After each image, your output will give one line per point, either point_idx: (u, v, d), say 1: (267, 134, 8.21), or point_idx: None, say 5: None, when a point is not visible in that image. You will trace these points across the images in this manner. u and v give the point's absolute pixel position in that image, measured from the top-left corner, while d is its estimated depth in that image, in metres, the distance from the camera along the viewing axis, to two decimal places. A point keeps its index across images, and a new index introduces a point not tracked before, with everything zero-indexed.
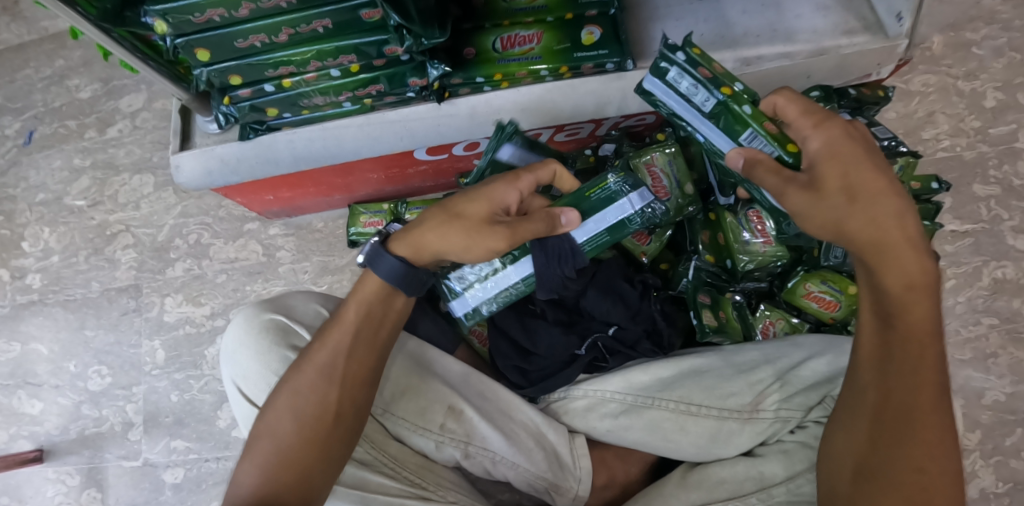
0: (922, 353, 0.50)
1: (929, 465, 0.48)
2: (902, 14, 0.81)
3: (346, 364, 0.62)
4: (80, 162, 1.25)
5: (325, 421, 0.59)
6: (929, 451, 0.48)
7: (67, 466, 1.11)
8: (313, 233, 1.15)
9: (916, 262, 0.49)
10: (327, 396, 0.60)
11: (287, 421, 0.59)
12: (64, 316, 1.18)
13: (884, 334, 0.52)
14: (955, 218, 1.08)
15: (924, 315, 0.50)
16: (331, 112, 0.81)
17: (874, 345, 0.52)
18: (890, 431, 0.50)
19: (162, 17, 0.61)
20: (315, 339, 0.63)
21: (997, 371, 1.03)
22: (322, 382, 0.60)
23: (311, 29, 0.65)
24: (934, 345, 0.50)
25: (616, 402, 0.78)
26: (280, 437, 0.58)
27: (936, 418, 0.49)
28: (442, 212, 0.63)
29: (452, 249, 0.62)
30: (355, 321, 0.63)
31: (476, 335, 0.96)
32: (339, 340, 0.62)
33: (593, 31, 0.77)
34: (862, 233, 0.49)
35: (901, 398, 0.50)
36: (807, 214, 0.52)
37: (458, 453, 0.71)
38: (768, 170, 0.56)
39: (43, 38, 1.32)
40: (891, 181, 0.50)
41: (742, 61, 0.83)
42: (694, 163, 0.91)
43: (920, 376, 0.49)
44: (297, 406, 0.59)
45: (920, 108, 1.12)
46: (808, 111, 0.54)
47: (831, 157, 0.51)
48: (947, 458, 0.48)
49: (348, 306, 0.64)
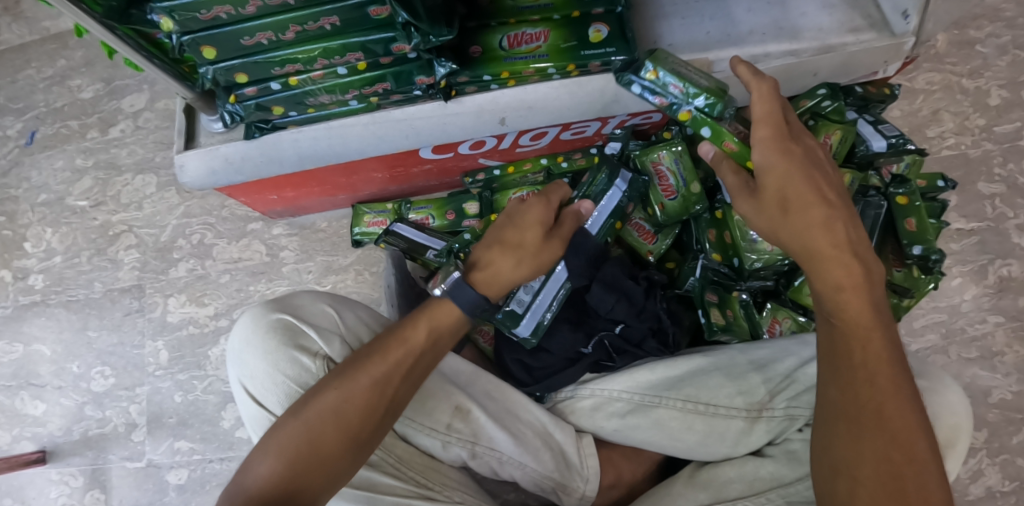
0: (870, 348, 0.52)
1: (896, 455, 0.48)
2: (909, 11, 0.81)
3: (400, 381, 0.59)
4: (82, 163, 1.25)
5: (365, 433, 0.57)
6: (897, 441, 0.48)
7: (70, 467, 1.11)
8: (316, 233, 1.15)
9: (843, 263, 0.53)
10: (375, 405, 0.57)
11: (327, 422, 0.56)
12: (67, 317, 1.17)
13: (831, 334, 0.55)
14: (960, 216, 1.08)
15: (862, 312, 0.53)
16: (336, 110, 0.80)
17: (826, 347, 0.55)
18: (852, 425, 0.50)
19: (168, 14, 0.61)
20: (377, 344, 0.60)
21: (1003, 369, 1.03)
22: (373, 394, 0.57)
23: (318, 26, 0.65)
24: (883, 339, 0.52)
25: (622, 402, 0.78)
26: (316, 437, 0.55)
27: (897, 407, 0.49)
28: (503, 246, 0.68)
29: (524, 275, 0.68)
30: (420, 343, 0.61)
31: (482, 334, 0.96)
32: (401, 357, 0.60)
33: (600, 29, 0.76)
34: (793, 243, 0.55)
35: (861, 391, 0.51)
36: (754, 219, 0.59)
37: (465, 453, 0.71)
38: (730, 169, 0.63)
39: (45, 38, 1.31)
40: (823, 192, 0.55)
41: (749, 59, 0.83)
42: (700, 161, 0.91)
43: (874, 371, 0.51)
44: (341, 409, 0.56)
45: (925, 106, 1.12)
46: (769, 116, 0.59)
47: (771, 170, 0.57)
48: (919, 446, 0.48)
49: (417, 324, 0.62)
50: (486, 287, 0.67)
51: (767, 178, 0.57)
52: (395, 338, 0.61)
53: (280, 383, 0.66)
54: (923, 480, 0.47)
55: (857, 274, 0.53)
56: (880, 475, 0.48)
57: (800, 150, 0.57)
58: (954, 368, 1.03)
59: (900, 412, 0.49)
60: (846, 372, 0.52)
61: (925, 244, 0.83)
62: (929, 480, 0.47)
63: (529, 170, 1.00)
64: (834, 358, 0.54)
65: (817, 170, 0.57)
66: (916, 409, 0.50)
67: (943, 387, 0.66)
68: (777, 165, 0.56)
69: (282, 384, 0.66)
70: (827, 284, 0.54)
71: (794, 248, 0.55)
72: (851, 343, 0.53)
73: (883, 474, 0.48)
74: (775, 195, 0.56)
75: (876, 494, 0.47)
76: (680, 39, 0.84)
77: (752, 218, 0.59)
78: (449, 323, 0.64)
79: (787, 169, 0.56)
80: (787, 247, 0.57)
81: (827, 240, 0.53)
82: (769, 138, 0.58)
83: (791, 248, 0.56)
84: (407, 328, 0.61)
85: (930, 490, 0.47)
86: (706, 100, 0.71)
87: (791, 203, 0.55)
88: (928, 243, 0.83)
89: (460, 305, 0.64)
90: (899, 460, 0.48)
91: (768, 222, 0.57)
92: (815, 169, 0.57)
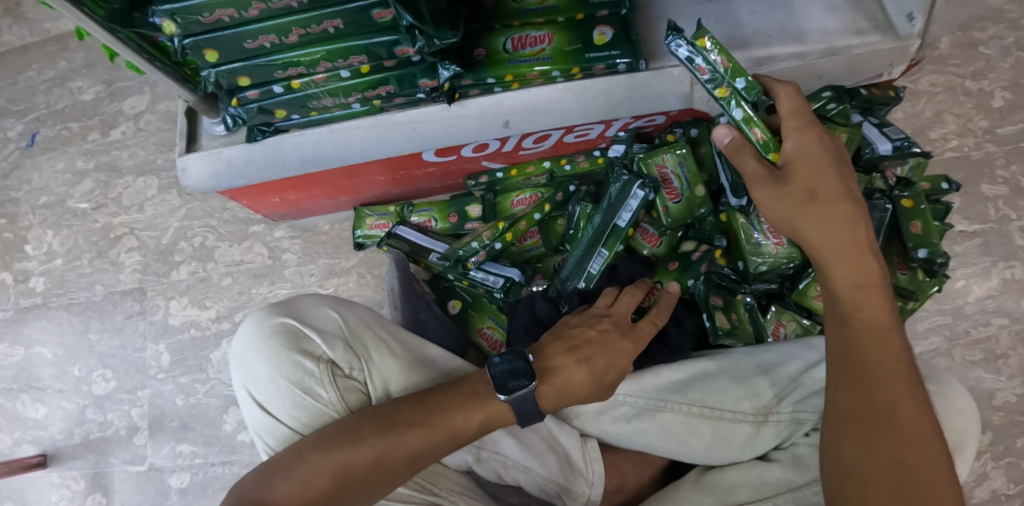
0: (884, 348, 0.52)
1: (909, 457, 0.48)
2: (914, 13, 0.79)
3: (431, 457, 0.58)
4: (84, 165, 1.24)
5: (385, 492, 0.57)
6: (910, 443, 0.48)
7: (72, 470, 1.11)
8: (318, 235, 1.14)
9: (862, 261, 0.53)
10: (401, 475, 0.57)
11: (353, 479, 0.55)
12: (68, 319, 1.17)
13: (843, 333, 0.54)
14: (964, 218, 1.08)
15: (877, 313, 0.53)
16: (339, 113, 0.80)
17: (836, 349, 0.55)
18: (866, 425, 0.50)
19: (171, 17, 0.61)
20: (422, 419, 0.59)
21: (1008, 371, 1.02)
22: (406, 463, 0.57)
23: (321, 29, 0.65)
24: (894, 340, 0.52)
25: (628, 406, 0.77)
26: (343, 482, 0.55)
27: (909, 408, 0.49)
28: (586, 369, 0.64)
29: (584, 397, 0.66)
30: (463, 429, 0.59)
31: (486, 338, 0.95)
32: (439, 440, 0.58)
33: (605, 32, 0.77)
34: (814, 233, 0.54)
35: (874, 393, 0.50)
36: (769, 207, 0.57)
37: (470, 457, 0.71)
38: (750, 155, 0.59)
39: (46, 39, 1.31)
40: (850, 189, 0.55)
41: (753, 62, 0.83)
42: (704, 164, 0.91)
43: (888, 371, 0.51)
44: (372, 467, 0.56)
45: (928, 108, 1.12)
46: (796, 112, 0.57)
47: (802, 159, 0.55)
48: (931, 448, 0.48)
49: (467, 412, 0.59)
50: (552, 402, 0.63)
51: (795, 168, 0.55)
52: (442, 417, 0.59)
53: (283, 388, 0.66)
54: (936, 481, 0.47)
55: (874, 277, 0.54)
56: (892, 475, 0.48)
57: (833, 146, 0.56)
58: (958, 371, 1.03)
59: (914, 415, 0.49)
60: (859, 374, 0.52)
61: (930, 248, 0.83)
62: (940, 482, 0.47)
63: (533, 173, 1.00)
64: (846, 357, 0.53)
65: (846, 167, 0.56)
66: (926, 415, 0.50)
67: (951, 391, 0.65)
68: (809, 156, 0.55)
69: (286, 389, 0.66)
70: (843, 282, 0.54)
71: (813, 246, 0.54)
72: (867, 343, 0.52)
73: (895, 473, 0.48)
74: (802, 188, 0.55)
75: (889, 494, 0.47)
76: None
77: (765, 208, 0.57)
78: (496, 421, 0.61)
79: (817, 163, 0.55)
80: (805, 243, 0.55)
81: (849, 240, 0.53)
82: (802, 133, 0.56)
83: (811, 244, 0.54)
84: (457, 414, 0.59)
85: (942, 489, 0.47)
86: (748, 84, 0.61)
87: (820, 197, 0.54)
88: (933, 246, 0.82)
89: (517, 407, 0.61)
90: (913, 460, 0.48)
91: (786, 211, 0.55)
92: (845, 166, 0.56)
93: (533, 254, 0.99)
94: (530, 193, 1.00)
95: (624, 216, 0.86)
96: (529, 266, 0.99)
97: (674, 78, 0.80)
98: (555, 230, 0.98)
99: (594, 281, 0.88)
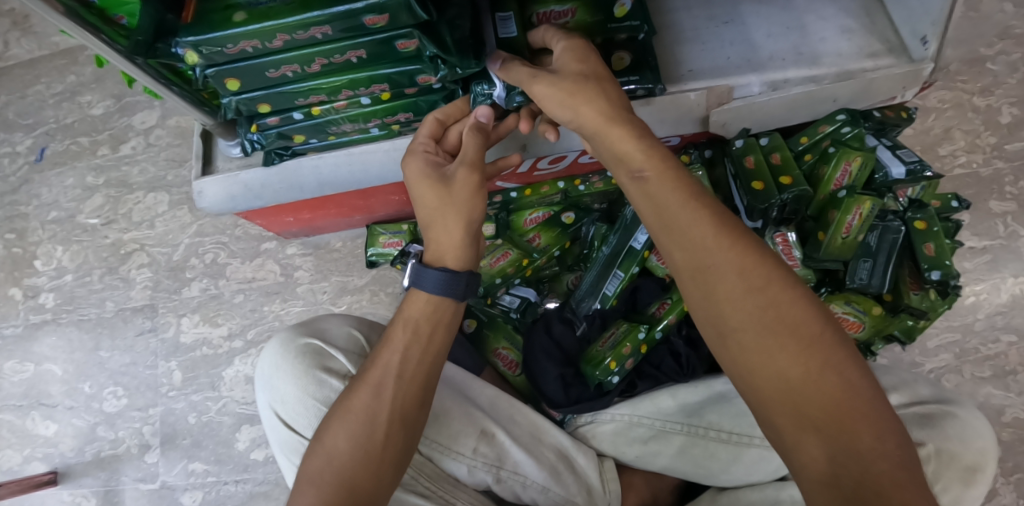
0: (684, 198, 0.51)
1: (753, 280, 0.47)
2: (928, 37, 0.77)
3: (395, 386, 0.60)
4: (93, 181, 1.24)
5: (373, 432, 0.58)
6: (745, 268, 0.47)
7: (82, 488, 1.10)
8: (331, 252, 1.14)
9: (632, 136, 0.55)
10: (378, 413, 0.59)
11: (340, 442, 0.58)
12: (79, 337, 1.17)
13: (645, 190, 0.53)
14: (972, 235, 1.08)
15: (659, 162, 0.53)
16: (356, 137, 0.81)
17: (650, 214, 0.53)
18: (708, 273, 0.48)
19: (195, 48, 0.60)
20: (366, 362, 0.63)
21: (1017, 387, 1.03)
22: (372, 402, 0.59)
23: (345, 59, 0.65)
24: (686, 182, 0.52)
25: (645, 427, 0.77)
26: (337, 460, 0.57)
27: (730, 238, 0.49)
28: (428, 220, 0.65)
29: (459, 222, 0.63)
30: (406, 341, 0.62)
31: (502, 359, 0.96)
32: (388, 359, 0.61)
33: (624, 57, 0.77)
34: (591, 117, 0.57)
35: (697, 237, 0.49)
36: (548, 96, 0.59)
37: (490, 477, 0.70)
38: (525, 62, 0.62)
39: (55, 53, 1.31)
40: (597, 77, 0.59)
41: (769, 85, 0.82)
42: (719, 185, 0.95)
43: (712, 217, 0.50)
44: (352, 428, 0.58)
45: (937, 125, 1.13)
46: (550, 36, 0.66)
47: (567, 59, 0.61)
48: (766, 263, 0.48)
49: (394, 328, 0.63)
50: (431, 257, 0.65)
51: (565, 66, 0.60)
52: (382, 349, 0.62)
53: (310, 407, 0.67)
54: (801, 309, 0.46)
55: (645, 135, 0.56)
56: (761, 317, 0.46)
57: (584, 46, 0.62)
58: (968, 387, 1.03)
59: (752, 251, 0.48)
60: (684, 230, 0.50)
61: (943, 269, 0.83)
62: (806, 310, 0.46)
63: (548, 193, 0.95)
64: (662, 213, 0.51)
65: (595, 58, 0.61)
66: (760, 245, 0.49)
67: (966, 412, 0.66)
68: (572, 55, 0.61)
69: (313, 407, 0.67)
70: (624, 150, 0.55)
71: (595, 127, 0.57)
72: (667, 193, 0.52)
73: (757, 308, 0.46)
74: (575, 75, 0.59)
75: (763, 333, 0.46)
76: (701, 64, 0.83)
77: (545, 99, 0.59)
78: (429, 314, 0.63)
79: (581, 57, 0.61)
80: (583, 123, 0.58)
81: (606, 109, 0.56)
82: (563, 39, 0.63)
83: (587, 123, 0.57)
84: (389, 331, 0.63)
85: (812, 319, 0.46)
86: None
87: (590, 80, 0.58)
88: (946, 268, 0.83)
89: (427, 289, 0.63)
90: (772, 297, 0.46)
91: (566, 88, 0.58)
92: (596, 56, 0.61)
93: (548, 273, 1.00)
94: (543, 210, 0.97)
95: (640, 238, 0.88)
96: (543, 284, 1.01)
97: (691, 103, 0.81)
98: (570, 253, 1.01)
99: (609, 303, 0.90)
